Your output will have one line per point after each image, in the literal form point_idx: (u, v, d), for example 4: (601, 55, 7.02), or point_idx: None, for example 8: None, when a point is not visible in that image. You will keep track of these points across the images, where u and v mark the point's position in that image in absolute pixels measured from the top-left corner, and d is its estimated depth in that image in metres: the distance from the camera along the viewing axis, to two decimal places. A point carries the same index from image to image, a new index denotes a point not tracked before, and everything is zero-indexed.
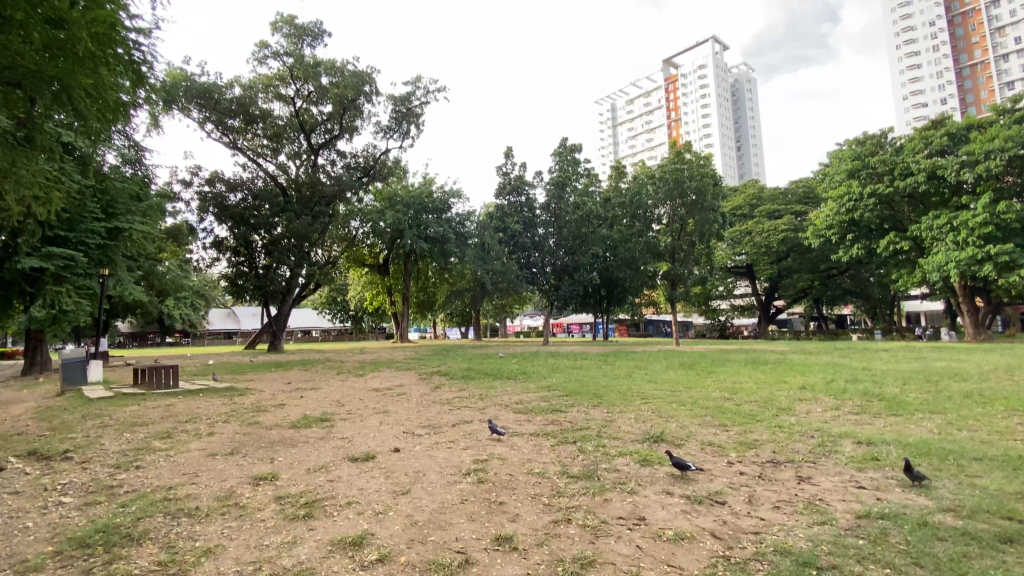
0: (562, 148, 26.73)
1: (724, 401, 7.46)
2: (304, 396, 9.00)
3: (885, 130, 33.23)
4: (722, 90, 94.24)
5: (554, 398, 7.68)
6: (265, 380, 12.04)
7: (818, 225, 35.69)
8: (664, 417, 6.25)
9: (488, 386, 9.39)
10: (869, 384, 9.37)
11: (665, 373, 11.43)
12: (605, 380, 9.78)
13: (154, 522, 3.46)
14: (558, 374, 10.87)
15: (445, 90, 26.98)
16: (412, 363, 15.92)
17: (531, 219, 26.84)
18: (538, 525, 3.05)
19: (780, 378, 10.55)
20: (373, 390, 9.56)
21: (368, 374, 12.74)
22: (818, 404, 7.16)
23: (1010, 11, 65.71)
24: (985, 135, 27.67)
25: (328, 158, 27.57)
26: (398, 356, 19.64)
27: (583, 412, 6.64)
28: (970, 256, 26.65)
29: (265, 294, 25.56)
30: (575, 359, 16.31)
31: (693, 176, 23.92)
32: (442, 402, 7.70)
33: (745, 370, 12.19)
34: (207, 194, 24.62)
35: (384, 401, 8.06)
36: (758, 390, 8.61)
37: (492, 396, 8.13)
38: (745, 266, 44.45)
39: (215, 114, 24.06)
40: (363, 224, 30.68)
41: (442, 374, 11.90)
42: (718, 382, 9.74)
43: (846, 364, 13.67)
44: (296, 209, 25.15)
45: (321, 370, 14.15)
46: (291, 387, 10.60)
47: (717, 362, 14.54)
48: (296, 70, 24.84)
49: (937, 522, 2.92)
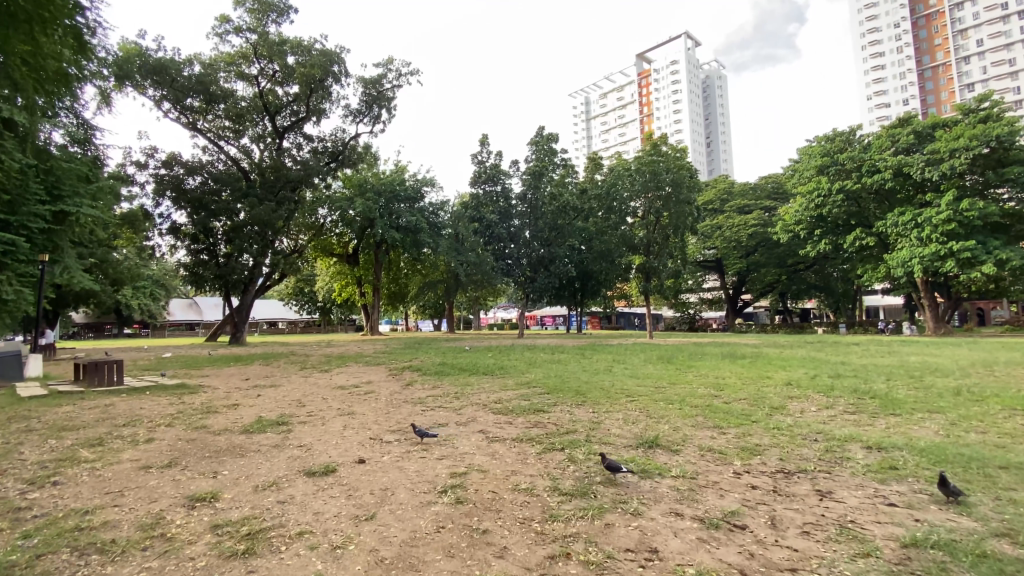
0: (539, 138, 26.17)
1: (713, 399, 7.10)
2: (262, 395, 8.29)
3: (854, 128, 33.77)
4: (694, 86, 95.09)
5: (535, 397, 7.17)
6: (221, 376, 11.19)
7: (787, 220, 36.11)
8: (654, 417, 5.82)
9: (463, 382, 8.84)
10: (853, 379, 9.20)
11: (645, 367, 11.09)
12: (585, 375, 9.34)
13: (56, 561, 2.71)
14: (535, 369, 10.40)
15: (418, 74, 26.20)
16: (382, 357, 15.21)
17: (507, 209, 26.15)
18: (530, 563, 2.52)
19: (762, 372, 10.33)
20: (339, 387, 8.88)
21: (333, 369, 12.01)
22: (810, 402, 6.88)
23: (972, 14, 67.24)
24: (951, 133, 28.24)
25: (294, 142, 26.39)
26: (368, 350, 18.90)
27: (568, 412, 6.16)
28: (933, 252, 27.33)
29: (226, 283, 24.39)
30: (551, 353, 15.84)
31: (669, 168, 23.67)
32: (414, 401, 7.11)
33: (725, 364, 11.96)
34: (163, 177, 23.21)
35: (350, 400, 7.43)
36: (744, 386, 8.29)
37: (468, 394, 7.59)
38: (715, 260, 44.91)
39: (172, 92, 22.65)
40: (331, 212, 29.57)
41: (414, 369, 11.28)
42: (702, 378, 9.40)
43: (823, 358, 13.61)
44: (260, 194, 24.00)
45: (284, 365, 13.32)
46: (249, 383, 9.83)
47: (694, 355, 14.33)
48: (260, 47, 23.54)
49: (997, 553, 2.56)
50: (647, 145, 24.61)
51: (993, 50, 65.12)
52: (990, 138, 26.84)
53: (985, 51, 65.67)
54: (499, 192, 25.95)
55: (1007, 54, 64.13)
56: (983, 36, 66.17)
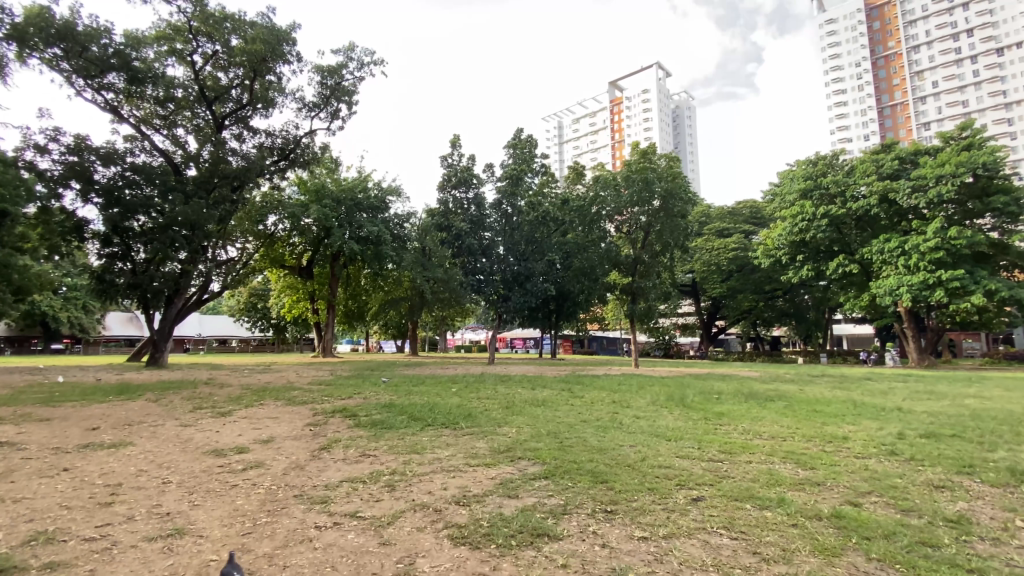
0: (516, 140, 23.39)
1: (828, 497, 4.23)
2: (74, 468, 5.04)
3: (836, 152, 32.29)
4: (664, 114, 95.48)
5: (528, 488, 4.15)
6: (59, 422, 7.65)
7: (768, 244, 34.10)
8: (781, 565, 2.91)
9: (410, 446, 5.79)
10: (965, 443, 6.52)
11: (665, 417, 8.11)
12: (592, 435, 6.34)
13: None
14: (518, 420, 7.35)
15: (383, 65, 23.44)
16: (317, 391, 11.88)
17: (479, 219, 23.00)
18: None
19: (825, 428, 7.55)
20: (214, 454, 5.64)
21: (236, 413, 8.67)
22: (982, 505, 4.16)
23: (928, 56, 69.34)
24: (935, 160, 26.89)
25: (236, 134, 22.82)
26: (303, 377, 15.57)
27: (596, 541, 3.20)
28: (921, 280, 25.55)
29: (144, 293, 20.43)
30: (529, 386, 12.79)
31: (661, 178, 21.38)
32: (313, 501, 3.99)
33: (761, 410, 9.15)
34: (71, 164, 19.28)
35: (205, 492, 4.26)
36: (838, 460, 5.48)
37: (416, 477, 4.52)
38: (692, 284, 42.93)
39: (84, 64, 18.70)
40: (282, 219, 26.31)
41: (346, 415, 8.09)
42: (757, 440, 6.50)
43: (864, 401, 11.02)
44: (189, 190, 20.38)
45: (175, 403, 9.87)
46: (84, 439, 6.42)
47: (710, 394, 11.46)
48: (196, 21, 20.28)
49: None
50: (635, 154, 22.25)
51: (947, 92, 67.19)
52: (976, 165, 25.44)
53: (940, 92, 67.77)
54: (470, 199, 22.87)
55: (960, 96, 66.38)
56: (937, 78, 68.33)
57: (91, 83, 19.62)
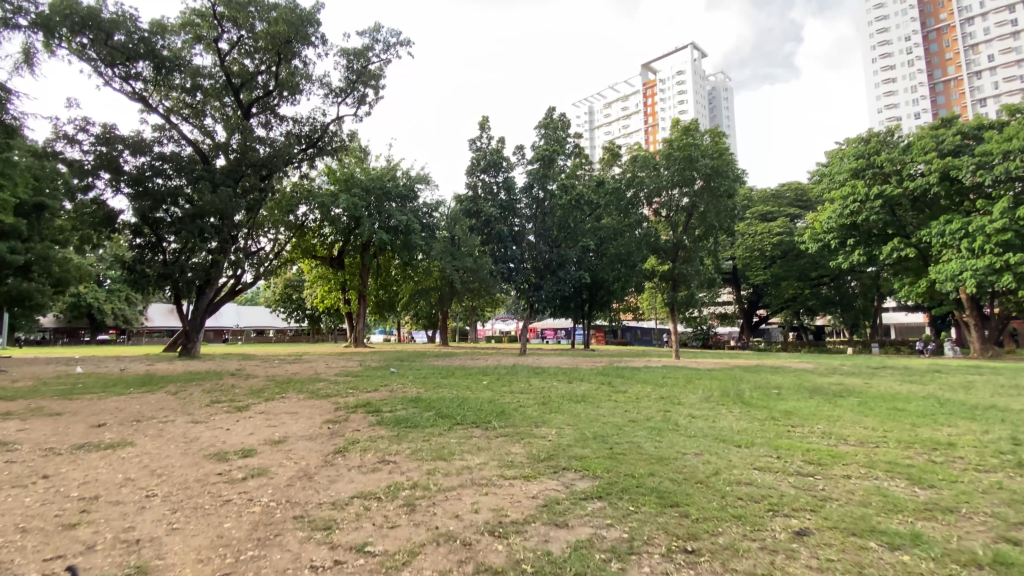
0: (548, 119, 22.27)
1: (976, 534, 3.21)
2: (54, 476, 4.40)
3: (891, 128, 29.84)
4: (699, 95, 92.15)
5: (580, 515, 3.27)
6: (66, 418, 7.16)
7: (817, 228, 31.81)
8: None
9: (436, 450, 5.00)
10: None
11: (725, 416, 7.12)
12: (645, 439, 5.45)
13: None
14: (558, 420, 6.51)
15: (411, 46, 22.67)
16: (342, 382, 11.31)
17: (509, 204, 21.99)
18: None
19: (920, 430, 6.43)
20: (215, 458, 4.96)
21: (253, 407, 8.08)
22: None
23: (984, 28, 64.42)
24: (1003, 134, 24.45)
25: (265, 123, 22.47)
26: (329, 368, 15.07)
27: None
28: (986, 264, 23.22)
29: (174, 284, 20.30)
30: (566, 379, 11.93)
31: (705, 154, 19.93)
32: (314, 527, 3.21)
33: (834, 409, 8.03)
34: (101, 155, 19.21)
35: (191, 511, 3.56)
36: (959, 476, 4.42)
37: (441, 494, 3.71)
38: (731, 271, 41.16)
39: (110, 52, 18.49)
40: (313, 209, 26.06)
41: (369, 410, 7.37)
42: (844, 446, 5.48)
43: (947, 397, 9.75)
44: (217, 179, 20.14)
45: (194, 396, 9.37)
46: (83, 438, 5.86)
47: (768, 389, 10.36)
48: (221, 6, 19.89)
49: None
50: (675, 132, 20.81)
51: (1005, 65, 62.38)
52: None
53: (997, 66, 63.08)
54: (499, 183, 21.89)
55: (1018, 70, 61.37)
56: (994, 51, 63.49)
57: (119, 72, 19.45)
